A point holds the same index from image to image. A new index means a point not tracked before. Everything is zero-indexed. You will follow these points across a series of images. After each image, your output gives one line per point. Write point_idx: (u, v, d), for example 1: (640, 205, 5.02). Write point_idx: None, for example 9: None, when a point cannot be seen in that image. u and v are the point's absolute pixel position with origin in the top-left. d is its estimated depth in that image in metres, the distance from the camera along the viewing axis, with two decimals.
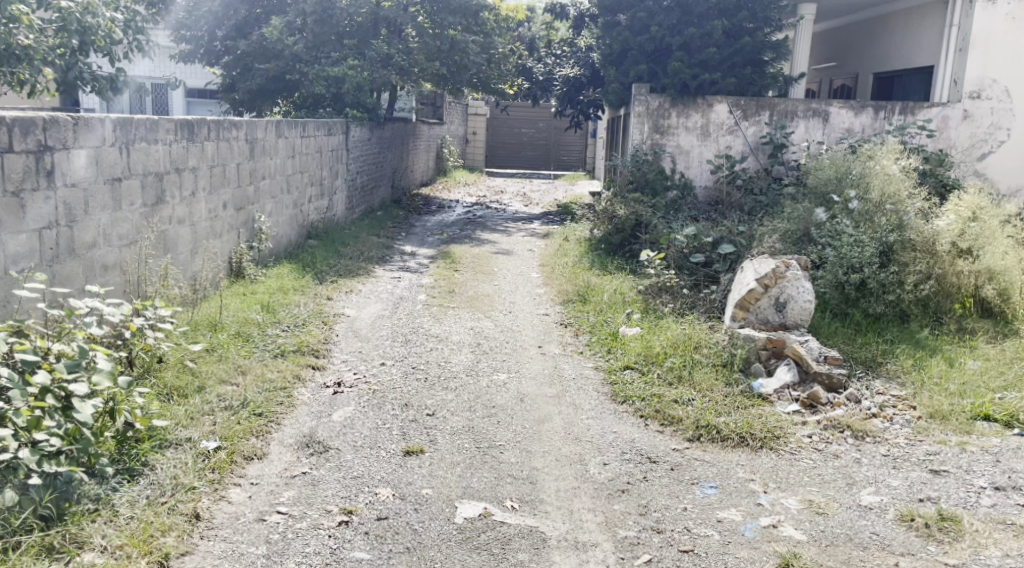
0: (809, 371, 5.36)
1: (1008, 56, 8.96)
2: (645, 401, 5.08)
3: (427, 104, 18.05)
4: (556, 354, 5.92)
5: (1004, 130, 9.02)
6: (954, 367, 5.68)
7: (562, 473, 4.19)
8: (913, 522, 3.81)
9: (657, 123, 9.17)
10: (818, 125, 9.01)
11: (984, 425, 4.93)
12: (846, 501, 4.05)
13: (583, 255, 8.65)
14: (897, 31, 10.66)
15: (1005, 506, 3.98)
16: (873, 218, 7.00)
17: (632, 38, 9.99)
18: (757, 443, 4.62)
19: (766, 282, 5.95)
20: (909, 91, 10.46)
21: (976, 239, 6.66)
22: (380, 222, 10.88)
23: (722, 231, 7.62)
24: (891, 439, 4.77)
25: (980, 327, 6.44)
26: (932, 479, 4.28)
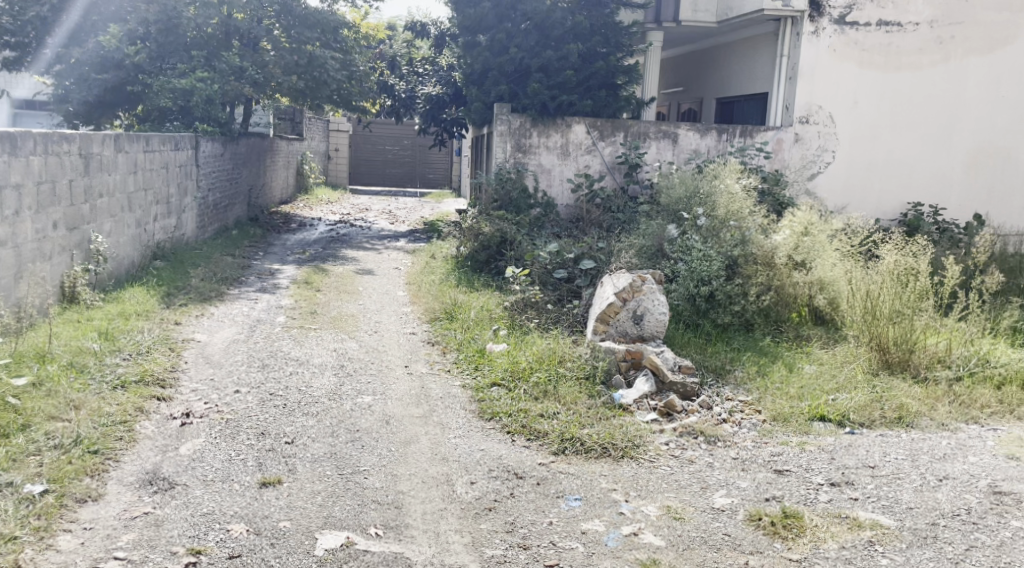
0: (666, 381, 5.56)
1: (831, 84, 9.60)
2: (512, 416, 5.11)
3: (285, 119, 17.64)
4: (423, 374, 5.87)
5: (830, 152, 9.69)
6: (793, 372, 6.03)
7: (428, 495, 4.14)
8: (760, 521, 4.00)
9: (519, 142, 9.29)
10: (668, 146, 9.42)
11: (820, 425, 5.25)
12: (701, 504, 4.20)
13: (449, 272, 8.65)
14: (735, 59, 11.29)
15: (840, 500, 4.24)
16: (718, 234, 7.40)
17: (491, 59, 10.13)
18: (619, 453, 4.73)
19: (624, 296, 6.14)
20: (747, 116, 11.09)
21: (809, 252, 7.10)
22: (235, 241, 10.49)
23: (583, 247, 7.80)
24: (740, 443, 5.00)
25: (815, 334, 6.84)
26: (777, 479, 4.50)
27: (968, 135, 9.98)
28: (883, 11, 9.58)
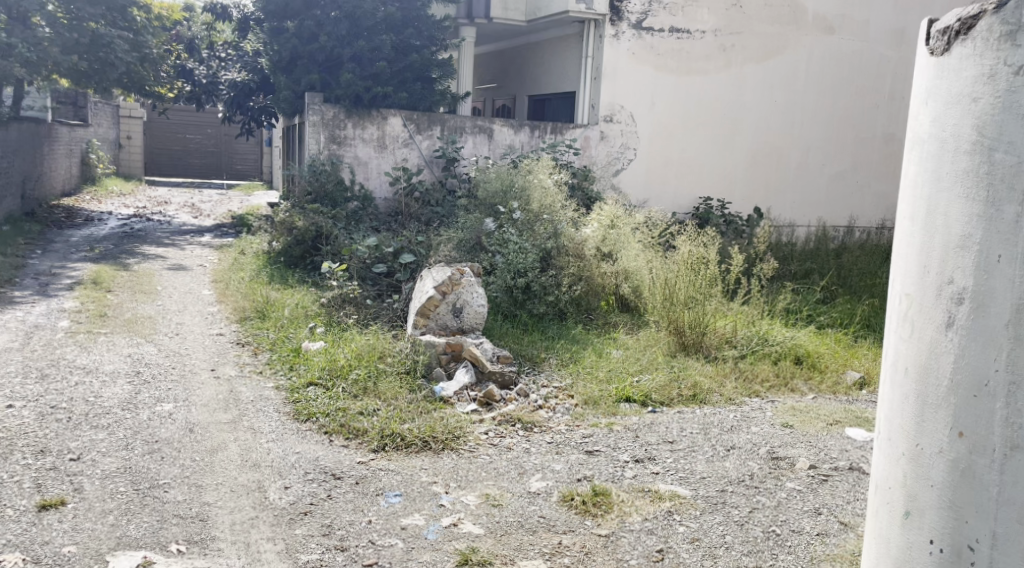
0: (485, 371, 5.65)
1: (631, 85, 10.07)
2: (330, 416, 5.00)
3: (67, 103, 16.31)
4: (231, 377, 5.62)
5: (632, 150, 10.18)
6: (602, 357, 6.29)
7: (238, 504, 3.98)
8: (572, 501, 4.15)
9: (333, 133, 9.05)
10: (484, 141, 9.54)
11: (626, 406, 5.53)
12: (518, 490, 4.30)
13: (260, 269, 8.34)
14: (544, 57, 11.63)
15: (643, 475, 4.48)
16: (533, 227, 7.62)
17: (300, 47, 9.89)
18: (440, 445, 4.75)
19: (443, 290, 6.14)
20: (557, 114, 11.47)
21: (615, 244, 7.48)
22: (9, 238, 9.57)
23: (402, 240, 7.75)
24: (554, 427, 5.17)
25: (621, 321, 7.16)
26: (588, 459, 4.69)
27: (748, 136, 10.80)
28: (675, 19, 10.13)
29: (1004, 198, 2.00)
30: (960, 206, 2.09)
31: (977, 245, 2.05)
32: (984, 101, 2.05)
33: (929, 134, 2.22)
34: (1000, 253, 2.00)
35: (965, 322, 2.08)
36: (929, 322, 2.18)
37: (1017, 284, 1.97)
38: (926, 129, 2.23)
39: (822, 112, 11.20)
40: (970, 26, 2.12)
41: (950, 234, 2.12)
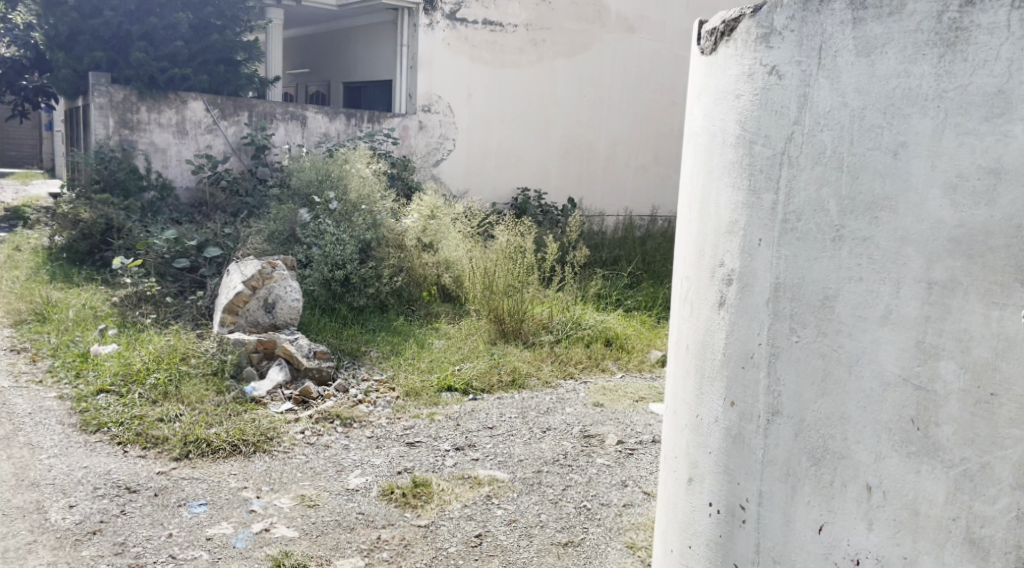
0: (301, 368, 5.50)
1: (447, 75, 10.03)
2: (124, 425, 4.68)
3: None
4: (5, 389, 5.12)
5: (451, 140, 10.18)
6: (424, 348, 6.28)
7: (13, 529, 3.64)
8: (392, 494, 4.11)
9: (124, 117, 8.41)
10: (296, 128, 9.25)
11: (448, 395, 5.55)
12: (335, 488, 4.21)
13: (40, 267, 7.64)
14: (357, 43, 11.43)
15: (463, 462, 4.52)
16: (350, 217, 7.46)
17: (82, 21, 9.07)
18: (251, 448, 4.57)
19: (253, 284, 5.89)
20: (374, 102, 11.33)
21: (435, 235, 7.46)
22: None
23: (206, 233, 7.33)
24: (374, 421, 5.10)
25: (443, 311, 7.16)
26: (409, 451, 4.67)
27: (561, 128, 11.12)
28: (487, 12, 10.21)
29: (762, 187, 2.13)
30: (728, 194, 2.24)
31: (742, 230, 2.19)
32: (744, 99, 2.18)
33: (703, 129, 2.38)
34: (760, 237, 2.14)
35: (733, 300, 2.22)
36: (704, 302, 2.34)
37: (774, 264, 2.11)
38: (700, 123, 2.40)
39: (626, 107, 11.76)
40: (732, 28, 2.26)
41: (721, 219, 2.26)
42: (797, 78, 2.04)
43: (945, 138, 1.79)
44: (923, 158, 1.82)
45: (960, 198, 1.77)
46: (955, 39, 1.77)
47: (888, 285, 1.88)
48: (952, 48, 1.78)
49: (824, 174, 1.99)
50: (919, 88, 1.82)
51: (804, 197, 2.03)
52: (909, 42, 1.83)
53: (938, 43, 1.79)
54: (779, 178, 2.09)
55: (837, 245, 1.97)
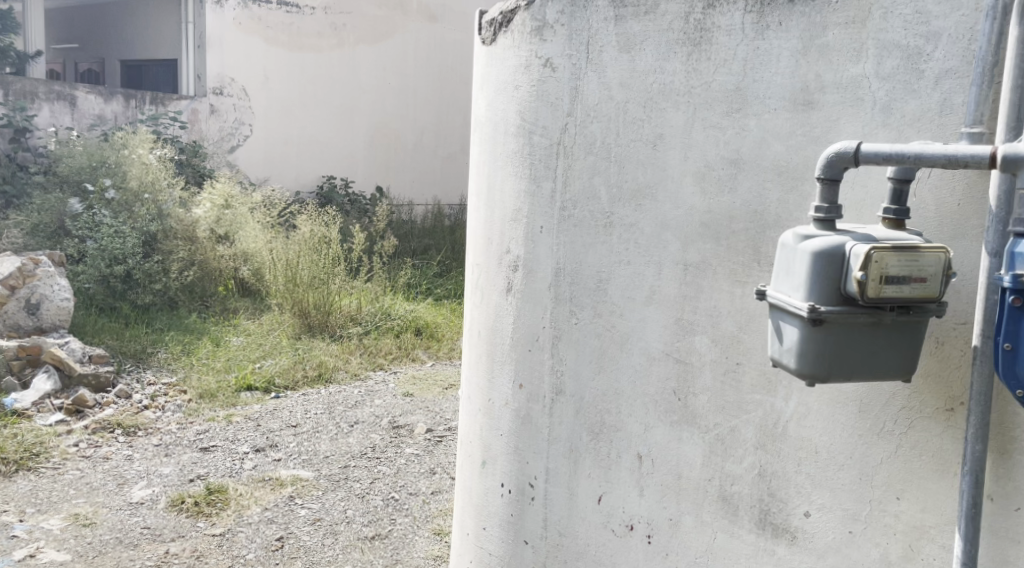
0: (73, 375, 5.09)
1: (241, 56, 9.56)
2: None
3: None
4: None
5: (247, 125, 9.67)
6: (219, 346, 6.01)
7: None
8: (183, 505, 3.91)
9: None
10: (65, 110, 8.21)
11: (247, 395, 5.35)
12: (116, 503, 3.95)
13: None
14: (136, 20, 10.69)
15: (263, 464, 4.37)
16: (131, 208, 6.95)
17: None
18: (12, 467, 4.19)
19: (12, 283, 5.48)
20: (158, 83, 10.64)
21: (230, 225, 7.25)
22: None
23: None
24: (162, 428, 4.82)
25: (242, 306, 6.84)
26: (202, 457, 4.45)
27: (365, 117, 10.96)
28: None
29: (542, 175, 2.21)
30: (511, 183, 2.29)
31: (525, 217, 2.26)
32: (523, 90, 2.23)
33: (486, 118, 2.40)
34: (541, 225, 2.22)
35: (519, 286, 2.29)
36: (493, 288, 2.38)
37: (554, 250, 2.19)
38: (484, 113, 2.41)
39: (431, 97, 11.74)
40: (509, 20, 2.28)
41: (506, 207, 2.31)
42: (569, 72, 2.13)
43: (695, 130, 1.93)
44: (678, 147, 1.96)
45: (707, 186, 1.91)
46: (700, 39, 1.91)
47: (652, 267, 2.02)
48: (698, 48, 1.91)
49: (596, 164, 2.10)
50: (672, 84, 1.95)
51: (580, 186, 2.13)
52: (663, 40, 1.96)
53: (685, 43, 1.93)
54: (556, 167, 2.18)
55: (608, 232, 2.09)
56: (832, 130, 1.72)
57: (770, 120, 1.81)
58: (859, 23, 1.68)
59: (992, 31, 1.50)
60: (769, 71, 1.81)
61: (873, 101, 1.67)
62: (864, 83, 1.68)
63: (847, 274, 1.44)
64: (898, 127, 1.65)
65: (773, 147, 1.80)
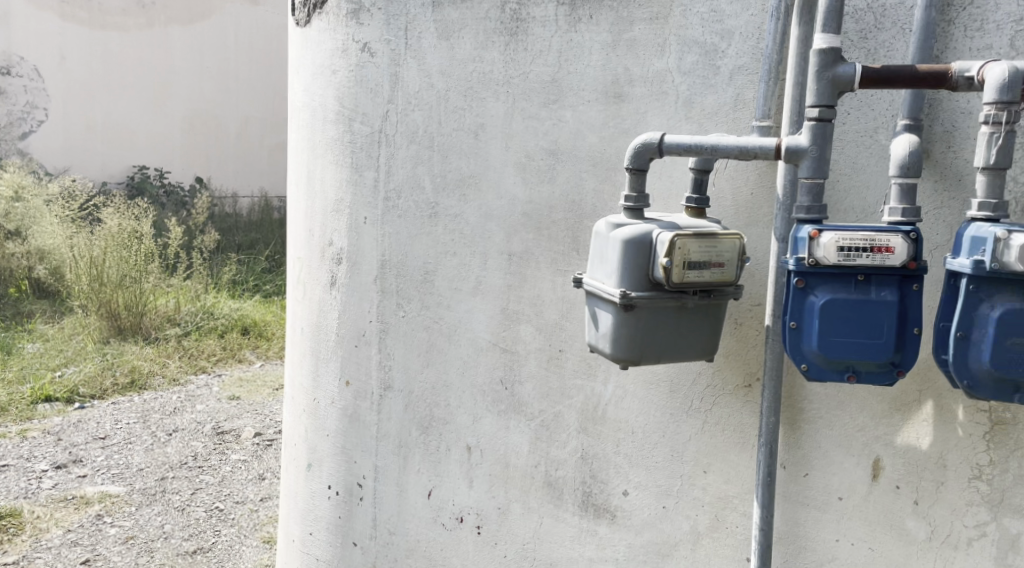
0: None
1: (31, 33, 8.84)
2: None
3: None
4: None
5: (41, 110, 8.99)
6: (11, 355, 5.53)
7: None
8: None
9: None
10: None
11: (46, 407, 4.95)
12: None
13: None
14: None
15: (65, 483, 4.05)
16: None
17: None
18: None
19: None
20: None
21: (23, 220, 6.62)
22: None
23: None
24: None
25: (37, 309, 6.37)
26: None
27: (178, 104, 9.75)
28: None
29: (364, 164, 2.16)
30: (332, 171, 2.22)
31: (348, 208, 2.20)
32: (340, 74, 2.17)
33: (303, 103, 2.30)
34: (365, 216, 2.18)
35: (344, 280, 2.23)
36: (316, 283, 2.30)
37: (380, 241, 2.16)
38: (299, 97, 2.30)
39: (270, 89, 10.42)
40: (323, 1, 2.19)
41: (327, 197, 2.24)
42: (388, 57, 2.10)
43: (514, 121, 1.95)
44: (498, 138, 1.98)
45: (528, 176, 1.94)
46: (516, 29, 1.93)
47: (477, 258, 2.03)
48: (514, 37, 1.93)
49: (418, 153, 2.09)
50: (491, 73, 1.97)
51: (402, 175, 2.11)
52: (480, 29, 1.97)
53: (502, 32, 1.95)
54: (379, 155, 2.14)
55: (433, 223, 2.08)
56: (640, 122, 1.80)
57: (585, 111, 1.86)
58: (663, 19, 1.76)
59: (775, 30, 1.61)
60: (582, 64, 1.86)
61: (676, 96, 1.76)
62: (668, 78, 1.76)
63: (654, 260, 1.50)
64: (698, 120, 1.74)
65: (588, 139, 1.86)
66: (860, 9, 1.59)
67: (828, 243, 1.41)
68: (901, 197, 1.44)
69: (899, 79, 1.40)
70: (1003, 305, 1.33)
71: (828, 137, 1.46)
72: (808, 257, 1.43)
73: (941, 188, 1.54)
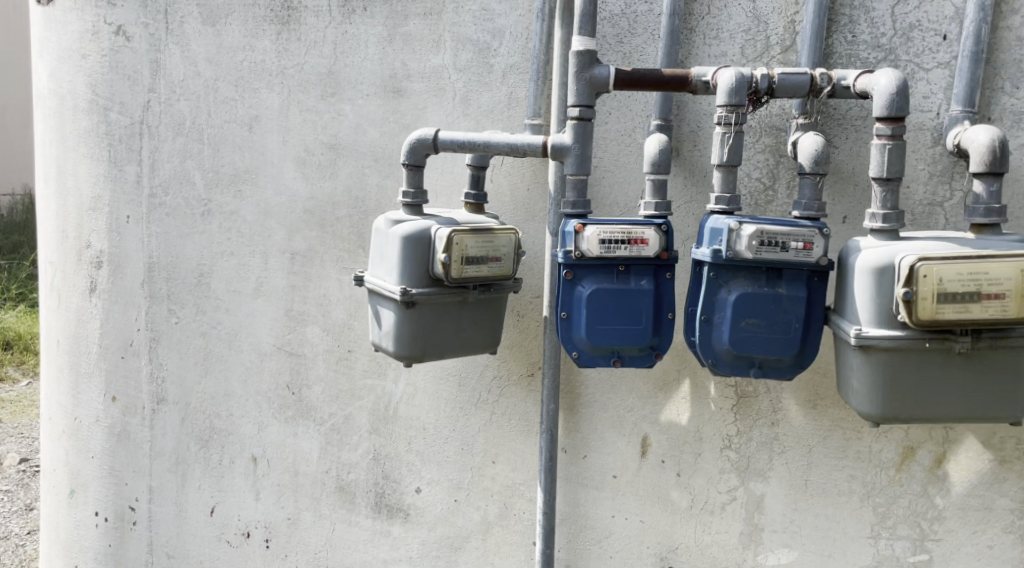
0: None
1: None
2: None
3: None
4: None
5: None
6: None
7: None
8: None
9: None
10: None
11: None
12: None
13: None
14: None
15: None
16: None
17: None
18: None
19: None
20: None
21: None
22: None
23: None
24: None
25: None
26: None
27: None
28: None
29: (125, 158, 2.01)
30: (86, 166, 2.03)
31: (106, 207, 2.03)
32: (91, 59, 1.98)
33: (47, 89, 2.06)
34: (128, 214, 2.03)
35: (104, 286, 2.06)
36: (72, 290, 2.10)
37: (145, 242, 2.03)
38: (43, 83, 2.06)
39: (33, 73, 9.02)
40: None
41: (82, 195, 2.04)
42: (147, 43, 1.96)
43: (290, 114, 1.89)
44: (275, 131, 1.91)
45: (308, 171, 1.89)
46: (288, 18, 1.87)
47: (257, 258, 1.95)
48: (286, 27, 1.87)
49: (186, 146, 1.98)
50: (263, 63, 1.90)
51: (169, 169, 1.99)
52: (249, 16, 1.89)
53: (273, 20, 1.88)
54: (141, 149, 2.00)
55: (207, 221, 1.98)
56: (420, 118, 1.80)
57: (363, 105, 1.84)
58: (436, 15, 1.77)
59: (540, 31, 1.68)
60: (357, 57, 1.83)
61: (453, 92, 1.77)
62: (444, 74, 1.78)
63: (432, 257, 1.51)
64: (475, 117, 1.77)
65: (368, 134, 1.84)
66: (615, 14, 1.68)
67: (590, 236, 1.48)
68: (654, 192, 1.54)
69: (645, 82, 1.50)
70: (738, 289, 1.46)
71: (588, 135, 1.53)
72: (574, 250, 1.49)
73: (691, 184, 1.66)
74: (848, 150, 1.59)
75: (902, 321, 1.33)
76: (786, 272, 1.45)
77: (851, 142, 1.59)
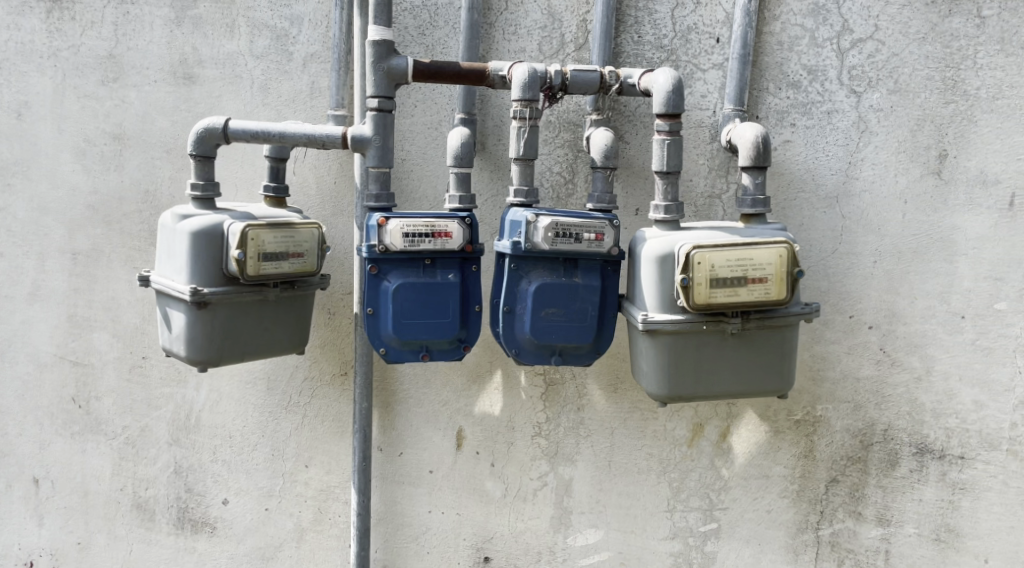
0: None
1: None
2: None
3: None
4: None
5: None
6: None
7: None
8: None
9: None
10: None
11: None
12: None
13: None
14: None
15: None
16: None
17: None
18: None
19: None
20: None
21: None
22: None
23: None
24: None
25: None
26: None
27: None
28: None
29: None
30: None
31: None
32: None
33: None
34: None
35: None
36: None
37: None
38: None
39: None
40: None
41: None
42: None
43: (66, 101, 1.72)
44: (48, 119, 1.73)
45: (89, 163, 1.73)
46: None
47: (32, 260, 1.77)
48: (58, 4, 1.70)
49: None
50: (32, 43, 1.71)
51: None
52: None
53: None
54: None
55: None
56: (215, 107, 1.69)
57: (151, 92, 1.70)
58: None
59: (340, 20, 1.63)
60: (142, 40, 1.69)
61: (250, 80, 1.68)
62: (240, 61, 1.68)
63: (228, 255, 1.44)
64: (275, 107, 1.68)
65: (158, 123, 1.71)
66: (416, 6, 1.66)
67: (394, 230, 1.47)
68: (459, 185, 1.55)
69: (444, 75, 1.51)
70: (538, 280, 1.49)
71: (388, 127, 1.52)
72: (378, 244, 1.47)
73: (496, 177, 1.69)
74: (638, 145, 1.67)
75: (681, 305, 1.42)
76: (582, 262, 1.51)
77: (641, 139, 1.67)
